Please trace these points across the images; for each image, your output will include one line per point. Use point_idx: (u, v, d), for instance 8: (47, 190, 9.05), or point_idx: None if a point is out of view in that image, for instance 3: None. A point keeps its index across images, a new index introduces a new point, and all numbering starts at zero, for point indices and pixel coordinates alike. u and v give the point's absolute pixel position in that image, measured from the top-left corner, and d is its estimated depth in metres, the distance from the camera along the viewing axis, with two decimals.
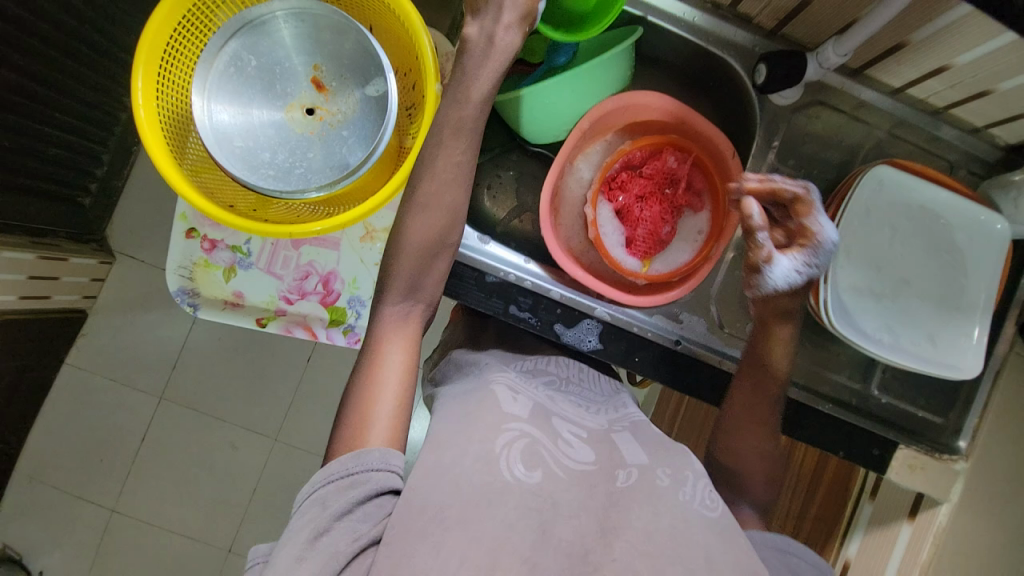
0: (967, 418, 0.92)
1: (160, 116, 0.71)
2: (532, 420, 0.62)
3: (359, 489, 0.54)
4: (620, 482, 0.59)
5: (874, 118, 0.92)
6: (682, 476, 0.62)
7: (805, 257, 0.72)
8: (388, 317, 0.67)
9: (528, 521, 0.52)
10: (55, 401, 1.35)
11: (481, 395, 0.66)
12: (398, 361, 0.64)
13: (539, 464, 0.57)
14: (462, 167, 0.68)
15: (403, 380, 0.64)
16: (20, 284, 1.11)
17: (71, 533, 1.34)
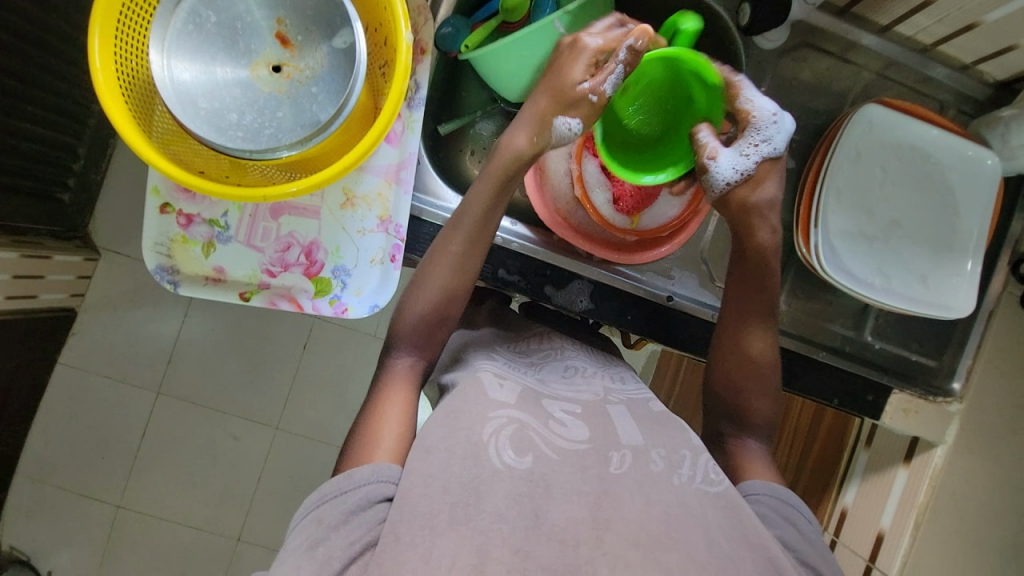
0: (961, 358, 0.86)
1: (119, 81, 0.56)
2: (521, 404, 0.60)
3: (351, 503, 0.52)
4: (612, 467, 0.56)
5: (862, 58, 0.86)
6: (678, 457, 0.59)
7: (748, 140, 0.70)
8: (394, 366, 0.66)
9: (519, 508, 0.50)
10: (51, 402, 1.32)
11: (467, 381, 0.62)
12: (400, 401, 0.62)
13: (529, 449, 0.55)
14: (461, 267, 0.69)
15: (403, 409, 0.62)
16: (7, 285, 1.08)
17: (79, 531, 1.34)
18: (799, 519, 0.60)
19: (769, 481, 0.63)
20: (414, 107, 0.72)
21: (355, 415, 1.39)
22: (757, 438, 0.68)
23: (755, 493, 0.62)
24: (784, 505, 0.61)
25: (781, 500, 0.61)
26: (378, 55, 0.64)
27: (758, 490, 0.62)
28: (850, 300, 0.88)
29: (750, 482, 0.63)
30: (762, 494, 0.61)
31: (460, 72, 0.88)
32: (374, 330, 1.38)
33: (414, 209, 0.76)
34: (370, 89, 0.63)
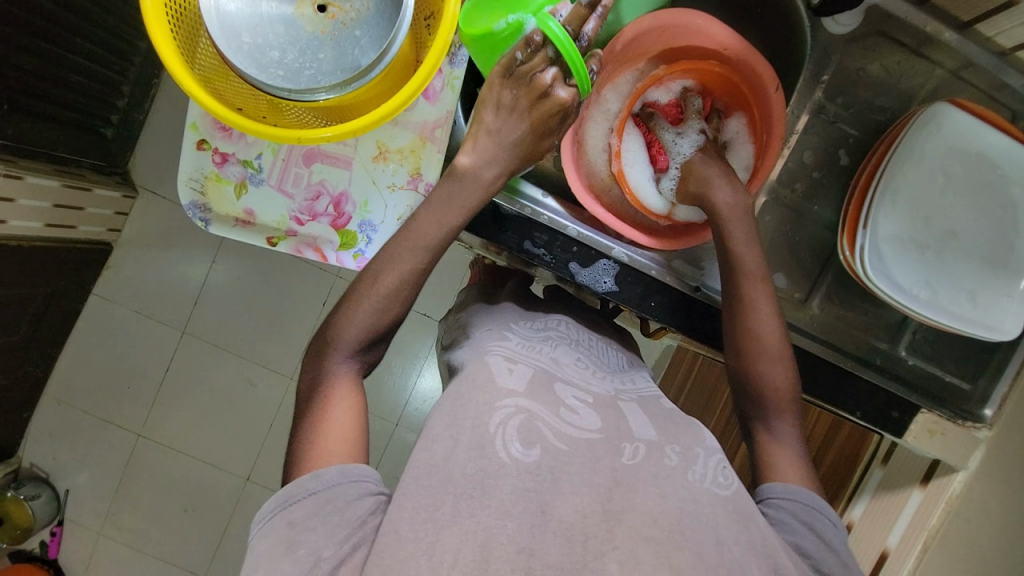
0: (997, 385, 0.84)
1: (166, 12, 0.55)
2: (529, 393, 0.58)
3: (326, 502, 0.52)
4: (625, 457, 0.55)
5: (940, 55, 0.79)
6: (692, 453, 0.58)
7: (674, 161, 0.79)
8: (337, 370, 0.61)
9: (525, 503, 0.49)
10: (82, 330, 1.38)
11: (476, 364, 0.61)
12: (344, 404, 0.59)
13: (537, 441, 0.53)
14: (416, 281, 0.63)
15: (350, 418, 0.59)
16: (46, 212, 1.11)
17: (98, 455, 1.41)
18: (818, 525, 0.57)
19: (790, 483, 0.61)
20: (456, 63, 0.70)
21: None
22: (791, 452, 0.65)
23: (776, 498, 0.59)
24: (807, 514, 0.58)
25: (802, 505, 0.58)
26: (424, 6, 0.62)
27: (779, 495, 0.59)
28: (887, 311, 0.85)
29: (771, 485, 0.61)
30: (783, 499, 0.59)
31: None
32: None
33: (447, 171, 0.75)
34: (413, 40, 0.62)
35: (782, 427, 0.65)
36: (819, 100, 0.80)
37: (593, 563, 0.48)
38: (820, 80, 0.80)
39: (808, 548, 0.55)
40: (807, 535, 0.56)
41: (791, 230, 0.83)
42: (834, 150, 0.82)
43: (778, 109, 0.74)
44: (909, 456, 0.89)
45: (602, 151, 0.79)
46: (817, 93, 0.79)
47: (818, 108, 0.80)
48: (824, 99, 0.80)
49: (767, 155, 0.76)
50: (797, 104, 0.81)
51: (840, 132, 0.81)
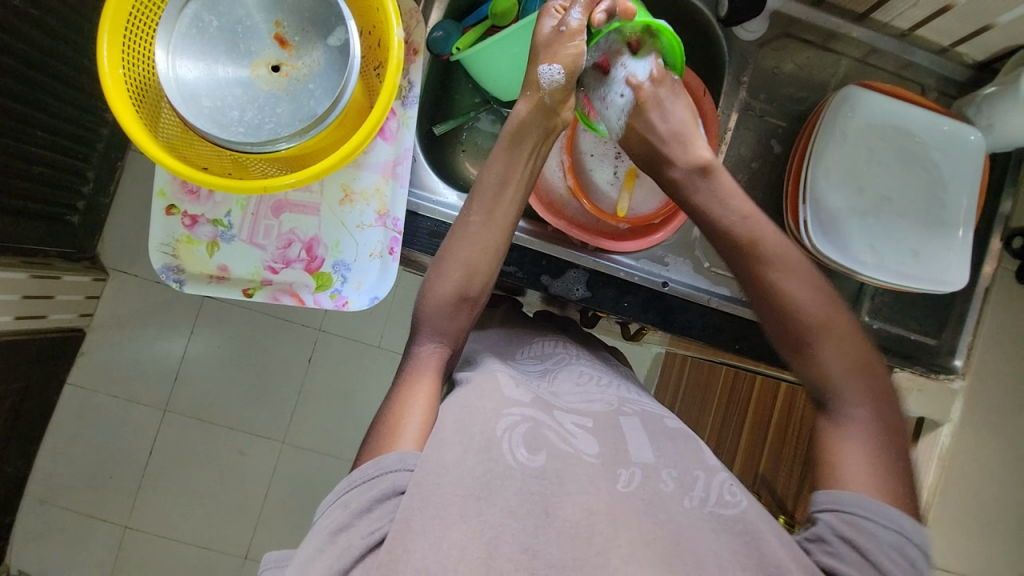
0: (961, 336, 0.86)
1: (127, 89, 0.59)
2: (535, 404, 0.59)
3: (377, 491, 0.51)
4: (620, 485, 0.54)
5: (843, 46, 0.88)
6: (690, 478, 0.57)
7: None
8: (417, 355, 0.64)
9: (531, 505, 0.50)
10: (59, 422, 1.33)
11: (482, 377, 0.62)
12: (425, 391, 0.60)
13: (543, 447, 0.54)
14: (484, 255, 0.68)
15: (424, 410, 0.58)
16: (16, 305, 1.09)
17: (86, 554, 1.33)
18: (860, 539, 0.50)
19: (853, 489, 0.53)
20: (408, 105, 0.75)
21: (360, 425, 1.39)
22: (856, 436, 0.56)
23: (818, 511, 0.53)
24: (854, 532, 0.50)
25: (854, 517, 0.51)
26: (373, 57, 0.66)
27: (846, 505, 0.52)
28: (846, 282, 0.89)
29: (816, 495, 0.55)
30: (824, 510, 0.53)
31: (453, 74, 0.91)
32: (379, 339, 1.40)
33: (411, 205, 0.78)
34: (365, 88, 0.66)
35: (857, 414, 0.57)
36: (744, 98, 0.87)
37: (597, 558, 0.48)
38: (742, 81, 0.87)
39: (847, 565, 0.49)
40: (840, 549, 0.50)
41: None
42: (767, 140, 0.88)
43: (710, 110, 0.80)
44: None
45: (557, 169, 0.85)
46: (741, 92, 0.86)
47: (745, 106, 0.87)
48: (749, 97, 0.87)
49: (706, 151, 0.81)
50: (726, 103, 0.87)
51: (769, 125, 0.88)
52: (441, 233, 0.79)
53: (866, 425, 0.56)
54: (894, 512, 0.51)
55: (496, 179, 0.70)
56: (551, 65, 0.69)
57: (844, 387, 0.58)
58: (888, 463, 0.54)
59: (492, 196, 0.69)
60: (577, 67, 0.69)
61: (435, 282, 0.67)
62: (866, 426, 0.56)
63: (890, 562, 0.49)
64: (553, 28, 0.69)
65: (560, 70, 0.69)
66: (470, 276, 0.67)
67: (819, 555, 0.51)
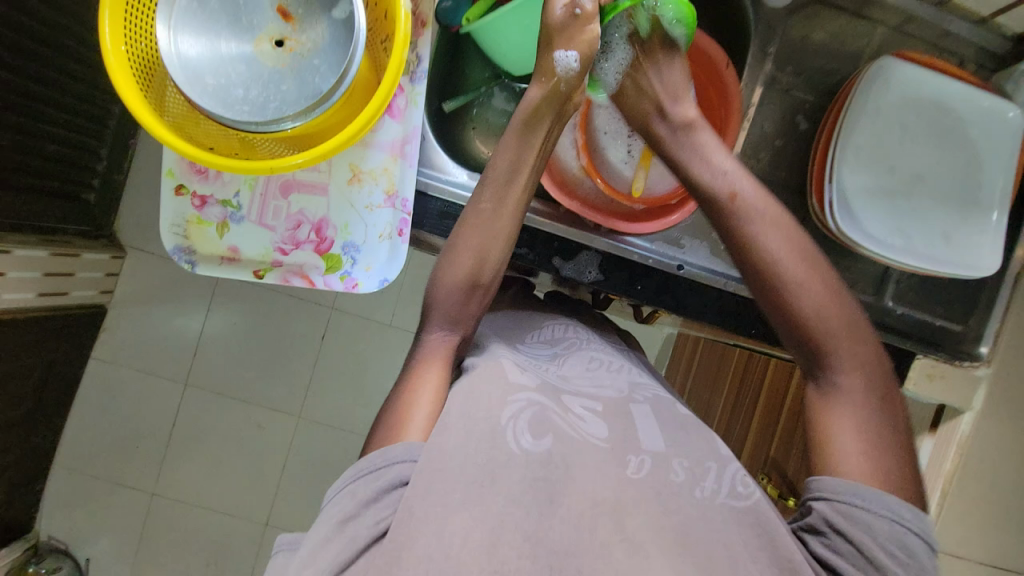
0: (989, 322, 0.84)
1: (131, 65, 0.58)
2: (542, 390, 0.59)
3: (382, 481, 0.51)
4: (630, 471, 0.54)
5: (879, 14, 0.82)
6: (702, 469, 0.56)
7: None
8: (428, 343, 0.64)
9: (534, 493, 0.50)
10: (85, 395, 1.38)
11: (490, 363, 0.62)
12: (434, 377, 0.60)
13: (548, 431, 0.54)
14: (495, 243, 0.67)
15: (433, 402, 0.58)
16: (38, 283, 1.11)
17: (115, 519, 1.40)
18: (853, 530, 0.49)
19: (848, 473, 0.52)
20: (416, 81, 0.72)
21: (372, 403, 1.41)
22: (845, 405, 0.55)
23: (812, 499, 0.53)
24: (846, 523, 0.50)
25: (843, 507, 0.50)
26: (380, 30, 0.64)
27: (824, 493, 0.52)
28: (869, 266, 0.85)
29: (813, 481, 0.54)
30: (818, 499, 0.52)
31: (463, 48, 0.88)
32: (391, 319, 1.41)
33: (420, 184, 0.77)
34: (371, 63, 0.64)
35: (841, 380, 0.57)
36: (770, 72, 0.82)
37: (601, 549, 0.48)
38: (768, 53, 0.82)
39: (840, 557, 0.49)
40: (839, 541, 0.49)
41: None
42: (791, 116, 0.84)
43: (733, 85, 0.76)
44: (913, 406, 0.90)
45: (571, 148, 0.83)
46: (766, 65, 0.82)
47: (770, 80, 0.83)
48: (774, 69, 0.83)
49: (728, 128, 0.76)
50: (749, 78, 0.83)
51: (795, 100, 0.84)
52: (451, 214, 0.78)
53: (855, 394, 0.56)
54: (891, 499, 0.50)
55: (507, 165, 0.67)
56: (568, 52, 0.67)
57: (833, 353, 0.57)
58: (887, 439, 0.53)
59: (504, 182, 0.67)
60: (589, 54, 0.67)
61: (446, 268, 0.66)
62: (855, 393, 0.56)
63: (885, 553, 0.48)
64: (565, 10, 0.66)
65: (575, 57, 0.67)
66: (481, 262, 0.66)
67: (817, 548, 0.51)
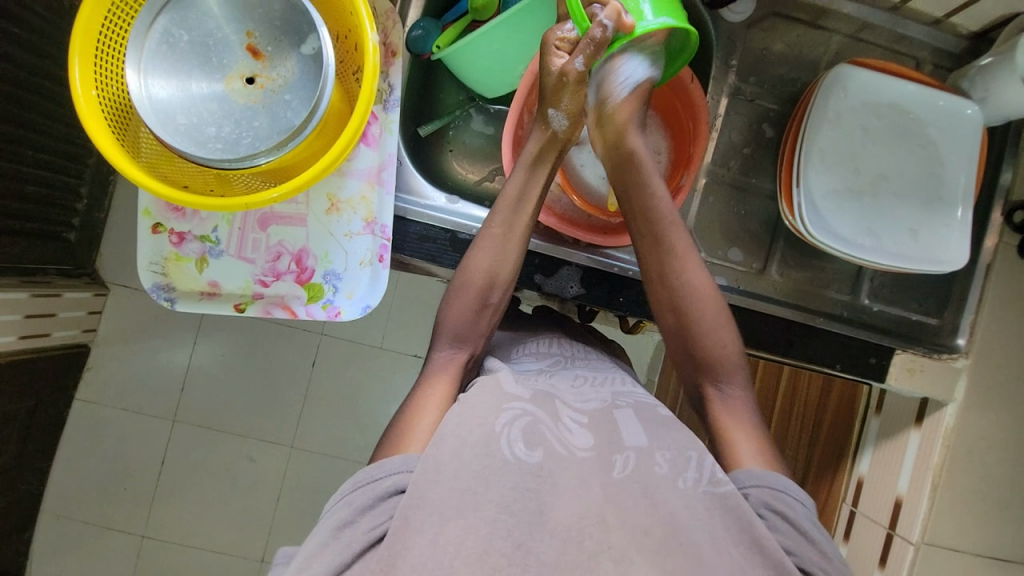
0: (963, 315, 0.86)
1: (101, 109, 0.58)
2: (534, 399, 0.59)
3: (379, 490, 0.52)
4: (616, 471, 0.53)
5: (834, 23, 0.85)
6: (684, 459, 0.56)
7: None
8: (438, 360, 0.65)
9: (525, 502, 0.49)
10: (70, 437, 1.35)
11: (486, 376, 0.62)
12: (442, 395, 0.61)
13: (540, 442, 0.54)
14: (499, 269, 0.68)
15: (437, 413, 0.59)
16: (19, 324, 1.09)
17: (105, 564, 1.36)
18: (784, 507, 0.54)
19: (752, 468, 0.58)
20: (390, 108, 0.74)
21: (366, 427, 1.39)
22: (734, 404, 0.63)
23: (743, 489, 0.57)
24: (776, 502, 0.54)
25: (769, 489, 0.55)
26: (350, 62, 0.65)
27: (746, 483, 0.56)
28: (845, 263, 0.88)
29: (737, 474, 0.58)
30: (750, 487, 0.56)
31: (436, 73, 0.90)
32: (381, 342, 1.40)
33: (399, 210, 0.78)
34: (344, 94, 0.65)
35: (733, 388, 0.64)
36: (734, 83, 0.85)
37: (590, 562, 0.47)
38: (731, 65, 0.85)
39: (784, 537, 0.52)
40: (778, 523, 0.53)
41: (735, 204, 0.87)
42: (758, 124, 0.87)
43: (699, 97, 0.77)
44: (898, 399, 0.91)
45: None
46: (730, 77, 0.85)
47: (735, 90, 0.85)
48: (739, 80, 0.85)
49: (697, 141, 0.79)
50: (714, 89, 0.86)
51: (760, 108, 0.86)
52: (431, 236, 0.79)
53: (740, 396, 0.64)
54: (797, 486, 0.57)
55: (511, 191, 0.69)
56: (557, 111, 0.70)
57: (726, 364, 0.65)
58: (762, 434, 0.62)
59: (512, 211, 0.68)
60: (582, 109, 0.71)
61: (455, 291, 0.67)
62: (740, 395, 0.64)
63: (807, 521, 0.54)
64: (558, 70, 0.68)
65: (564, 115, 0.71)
66: (491, 284, 0.67)
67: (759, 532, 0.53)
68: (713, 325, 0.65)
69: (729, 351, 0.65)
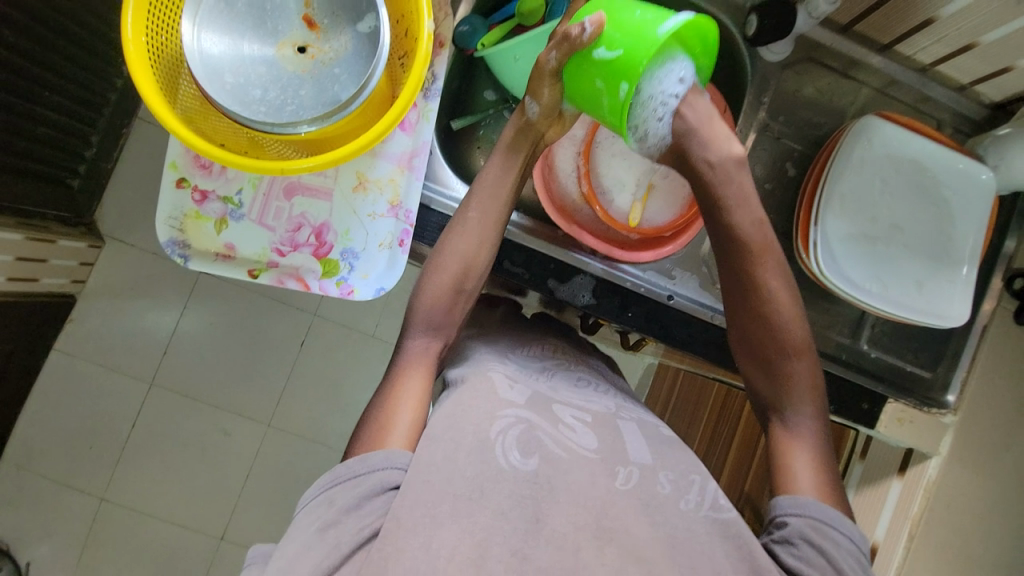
0: (955, 372, 0.87)
1: (149, 55, 0.58)
2: (530, 406, 0.58)
3: (364, 488, 0.51)
4: (619, 482, 0.54)
5: (864, 76, 0.88)
6: (687, 482, 0.57)
7: None
8: (410, 350, 0.63)
9: (522, 509, 0.49)
10: (43, 388, 1.31)
11: (477, 378, 0.61)
12: (414, 387, 0.60)
13: (536, 451, 0.54)
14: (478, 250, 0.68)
15: (415, 412, 0.58)
16: (8, 266, 1.07)
17: (60, 523, 1.31)
18: (825, 544, 0.53)
19: (803, 495, 0.57)
20: (429, 97, 0.74)
21: (349, 414, 1.38)
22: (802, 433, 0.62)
23: (783, 515, 0.56)
24: (817, 536, 0.53)
25: (813, 522, 0.54)
26: (400, 46, 0.66)
27: (786, 511, 0.56)
28: (847, 308, 0.89)
29: (779, 500, 0.57)
30: (790, 515, 0.55)
31: (475, 69, 0.91)
32: (373, 329, 1.39)
33: (424, 198, 0.78)
34: (389, 78, 0.66)
35: (803, 420, 0.62)
36: (763, 120, 0.87)
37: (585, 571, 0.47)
38: (762, 102, 0.87)
39: (817, 569, 0.51)
40: (813, 554, 0.52)
41: None
42: (781, 162, 0.89)
43: (728, 128, 0.80)
44: (884, 447, 0.93)
45: (572, 173, 0.85)
46: (760, 113, 0.87)
47: (763, 127, 0.88)
48: (768, 118, 0.88)
49: None
50: (744, 123, 0.88)
51: (785, 147, 0.89)
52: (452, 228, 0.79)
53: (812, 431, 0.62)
54: (848, 521, 0.55)
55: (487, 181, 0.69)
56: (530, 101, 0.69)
57: (799, 396, 0.63)
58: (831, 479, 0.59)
59: (490, 194, 0.68)
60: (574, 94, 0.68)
61: (431, 275, 0.66)
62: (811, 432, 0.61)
63: (851, 566, 0.52)
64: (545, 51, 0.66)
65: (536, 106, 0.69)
66: (465, 271, 0.67)
67: (788, 557, 0.53)
68: (794, 355, 0.63)
69: (804, 383, 0.63)
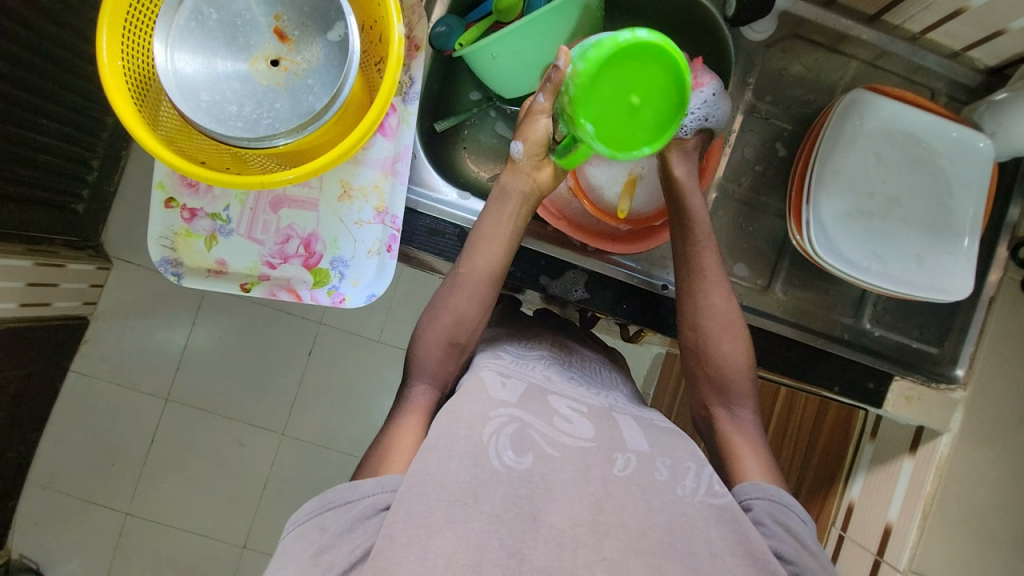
0: (964, 346, 0.86)
1: (126, 79, 0.58)
2: (523, 403, 0.58)
3: (356, 511, 0.51)
4: (616, 468, 0.54)
5: (853, 48, 0.86)
6: (682, 468, 0.56)
7: None
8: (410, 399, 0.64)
9: (517, 510, 0.49)
10: (62, 409, 1.35)
11: (469, 381, 0.61)
12: (411, 424, 0.61)
13: (530, 449, 0.53)
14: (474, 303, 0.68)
15: (414, 436, 0.59)
16: (20, 292, 1.10)
17: (87, 539, 1.35)
18: (787, 520, 0.55)
19: (758, 480, 0.58)
20: (408, 101, 0.74)
21: (358, 419, 1.39)
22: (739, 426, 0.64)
23: (748, 500, 0.57)
24: (780, 515, 0.55)
25: (776, 502, 0.56)
26: (373, 52, 0.66)
27: (751, 494, 0.57)
28: (847, 288, 0.88)
29: (741, 487, 0.58)
30: (754, 499, 0.57)
31: (456, 70, 0.91)
32: (378, 334, 1.40)
33: (410, 202, 0.79)
34: (364, 84, 0.66)
35: (744, 413, 0.65)
36: (750, 101, 0.86)
37: (583, 570, 0.47)
38: (748, 83, 0.86)
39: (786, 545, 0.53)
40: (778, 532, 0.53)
41: (745, 220, 0.87)
42: (772, 143, 0.87)
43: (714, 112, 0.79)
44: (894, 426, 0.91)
45: None
46: (746, 95, 0.86)
47: (750, 108, 0.86)
48: (755, 98, 0.86)
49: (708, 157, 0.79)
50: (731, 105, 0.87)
51: (774, 127, 0.87)
52: (440, 230, 0.80)
53: (749, 426, 0.64)
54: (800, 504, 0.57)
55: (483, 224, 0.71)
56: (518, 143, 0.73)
57: (737, 390, 0.66)
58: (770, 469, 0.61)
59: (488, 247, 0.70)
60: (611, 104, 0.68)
61: (428, 326, 0.68)
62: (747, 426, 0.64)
63: (809, 539, 0.54)
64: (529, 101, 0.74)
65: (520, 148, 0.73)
66: (458, 327, 0.67)
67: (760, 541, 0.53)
68: (737, 352, 0.66)
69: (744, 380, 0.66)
